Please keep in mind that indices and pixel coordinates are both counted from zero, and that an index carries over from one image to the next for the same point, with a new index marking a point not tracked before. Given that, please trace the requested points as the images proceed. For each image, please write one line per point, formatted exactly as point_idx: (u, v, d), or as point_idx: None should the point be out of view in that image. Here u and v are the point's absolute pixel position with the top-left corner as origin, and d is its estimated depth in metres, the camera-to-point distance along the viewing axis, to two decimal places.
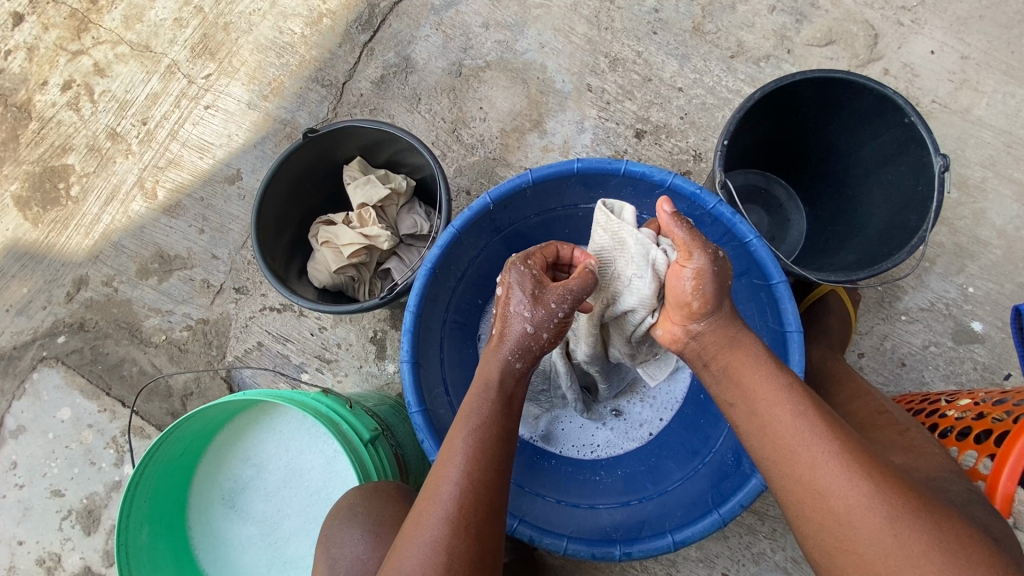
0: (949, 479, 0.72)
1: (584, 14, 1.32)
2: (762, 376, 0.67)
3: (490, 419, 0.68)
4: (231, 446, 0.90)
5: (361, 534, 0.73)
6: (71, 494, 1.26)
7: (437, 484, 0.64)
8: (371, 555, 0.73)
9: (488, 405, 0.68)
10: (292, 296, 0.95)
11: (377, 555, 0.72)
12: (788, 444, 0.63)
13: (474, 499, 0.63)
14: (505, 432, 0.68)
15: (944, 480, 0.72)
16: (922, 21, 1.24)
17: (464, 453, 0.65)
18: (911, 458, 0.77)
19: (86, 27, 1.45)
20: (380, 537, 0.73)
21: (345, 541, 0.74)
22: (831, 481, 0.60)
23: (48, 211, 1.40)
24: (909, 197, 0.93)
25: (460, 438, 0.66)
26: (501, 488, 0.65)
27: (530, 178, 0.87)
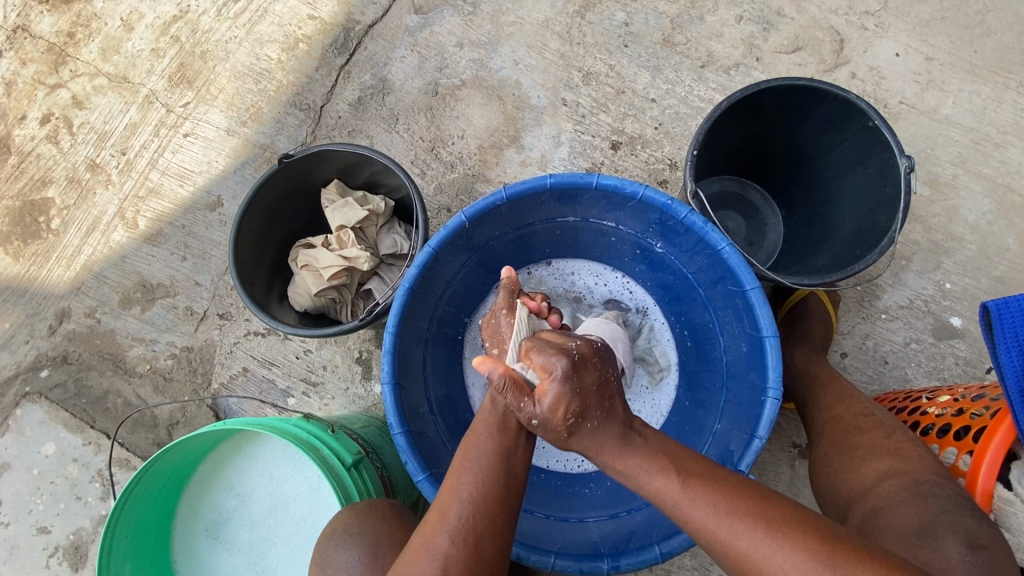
0: (937, 482, 0.74)
1: (556, 31, 1.34)
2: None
3: (492, 438, 0.71)
4: (215, 476, 0.89)
5: (358, 555, 0.73)
6: (58, 530, 1.24)
7: (444, 502, 0.65)
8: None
9: (488, 425, 0.73)
10: (271, 321, 0.94)
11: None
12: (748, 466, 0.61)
13: (477, 510, 0.64)
14: (509, 449, 0.70)
15: (932, 485, 0.74)
16: (886, 25, 1.27)
17: (469, 467, 0.67)
18: (898, 461, 0.79)
19: (63, 60, 1.46)
20: (373, 560, 0.73)
21: (341, 562, 0.74)
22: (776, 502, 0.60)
23: (28, 244, 1.39)
24: (879, 199, 0.94)
25: (471, 453, 0.69)
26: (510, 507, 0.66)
27: (504, 195, 0.87)
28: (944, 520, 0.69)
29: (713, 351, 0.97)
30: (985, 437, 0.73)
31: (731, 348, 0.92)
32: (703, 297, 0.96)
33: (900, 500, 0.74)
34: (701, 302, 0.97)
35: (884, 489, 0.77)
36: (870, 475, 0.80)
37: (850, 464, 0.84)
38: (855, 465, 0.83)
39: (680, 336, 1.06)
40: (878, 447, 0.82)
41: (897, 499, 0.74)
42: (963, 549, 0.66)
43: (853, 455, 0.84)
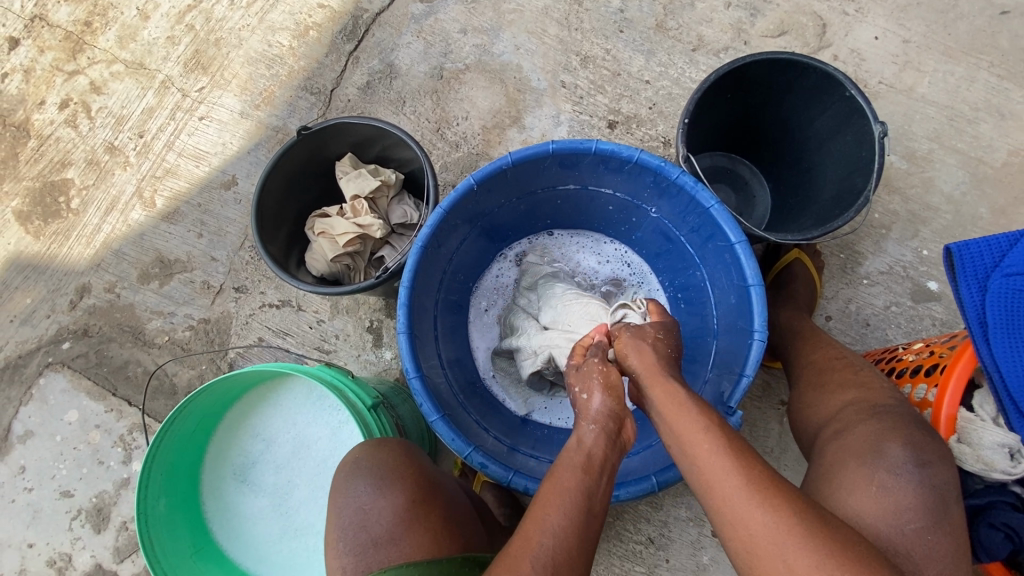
0: (891, 405, 0.83)
1: (555, 17, 1.42)
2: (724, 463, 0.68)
3: None
4: (241, 424, 0.95)
5: (366, 486, 0.78)
6: (81, 494, 1.29)
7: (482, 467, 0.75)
8: (372, 506, 0.77)
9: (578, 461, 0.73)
10: (291, 281, 1.01)
11: (378, 507, 0.77)
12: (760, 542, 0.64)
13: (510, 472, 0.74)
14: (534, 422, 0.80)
15: (888, 406, 0.82)
16: (865, 10, 1.35)
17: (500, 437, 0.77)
18: (862, 391, 0.87)
19: (81, 48, 1.52)
20: (384, 489, 0.78)
21: (350, 492, 0.78)
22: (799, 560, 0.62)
23: (49, 223, 1.45)
24: (856, 164, 1.01)
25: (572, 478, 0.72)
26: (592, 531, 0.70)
27: (510, 160, 0.94)
28: (893, 438, 0.77)
29: (704, 307, 1.04)
30: (949, 368, 0.82)
31: (720, 301, 0.99)
32: (695, 257, 1.03)
33: (858, 422, 0.82)
34: (694, 262, 1.04)
35: (845, 414, 0.85)
36: (836, 404, 0.88)
37: (822, 397, 0.91)
38: (826, 398, 0.91)
39: (674, 297, 1.13)
40: (845, 381, 0.90)
41: (855, 422, 0.82)
42: (907, 465, 0.74)
43: (823, 389, 0.92)
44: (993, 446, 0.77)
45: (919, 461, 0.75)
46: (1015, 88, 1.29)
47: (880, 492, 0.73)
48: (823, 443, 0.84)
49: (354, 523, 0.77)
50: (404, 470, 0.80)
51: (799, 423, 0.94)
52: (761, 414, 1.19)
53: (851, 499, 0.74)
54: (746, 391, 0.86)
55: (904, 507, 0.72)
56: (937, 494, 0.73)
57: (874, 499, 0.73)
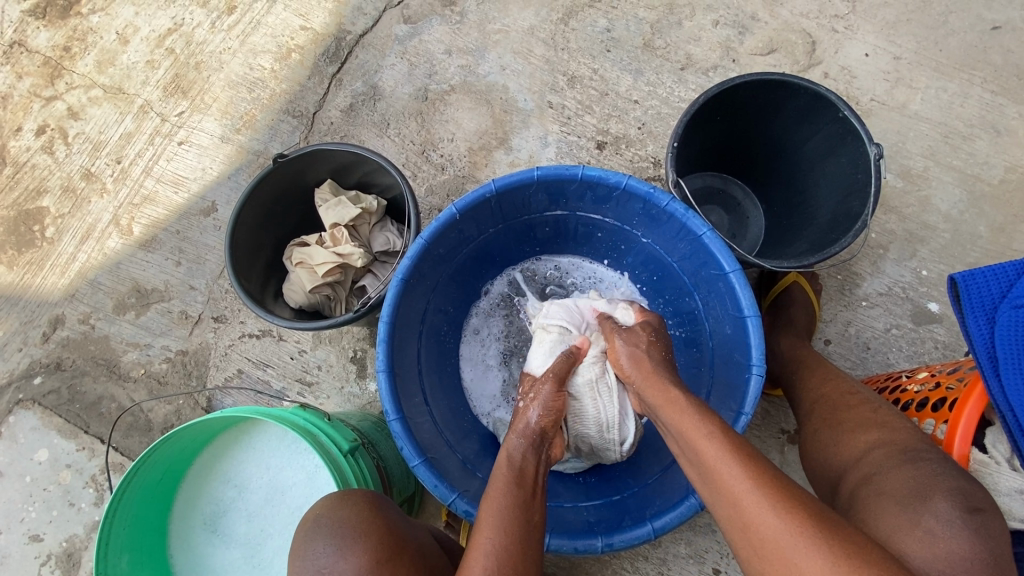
0: (924, 449, 0.77)
1: (541, 37, 1.39)
2: (709, 440, 0.67)
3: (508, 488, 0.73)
4: (211, 469, 0.91)
5: (325, 547, 0.72)
6: (50, 538, 1.23)
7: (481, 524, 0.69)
8: (334, 566, 0.71)
9: (505, 477, 0.74)
10: (266, 315, 0.96)
11: (336, 571, 0.71)
12: (729, 490, 0.63)
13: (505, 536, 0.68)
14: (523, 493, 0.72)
15: (920, 450, 0.77)
16: (855, 27, 1.33)
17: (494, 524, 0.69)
18: (886, 433, 0.81)
19: (59, 73, 1.49)
20: (344, 551, 0.72)
21: (309, 554, 0.73)
22: (760, 521, 0.60)
23: (22, 253, 1.40)
24: (852, 186, 0.98)
25: (491, 509, 0.70)
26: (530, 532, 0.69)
27: (493, 188, 0.90)
28: (939, 485, 0.71)
29: (700, 337, 1.00)
30: (958, 406, 0.78)
31: (716, 331, 0.95)
32: (688, 284, 0.99)
33: (894, 467, 0.76)
34: (687, 290, 1.00)
35: (872, 456, 0.80)
36: (860, 446, 0.82)
37: (840, 438, 0.86)
38: (845, 438, 0.85)
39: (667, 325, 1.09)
40: (865, 421, 0.85)
41: (887, 465, 0.77)
42: (957, 513, 0.68)
43: (841, 429, 0.87)
44: (1010, 492, 0.74)
45: (972, 509, 0.69)
46: (1009, 104, 1.27)
47: (928, 537, 0.68)
48: (853, 488, 0.79)
49: None
50: (366, 528, 0.73)
51: (819, 465, 0.88)
52: (761, 444, 1.14)
53: (895, 546, 0.68)
54: (745, 429, 0.82)
55: (960, 557, 0.66)
56: (994, 546, 0.67)
57: (921, 543, 0.68)
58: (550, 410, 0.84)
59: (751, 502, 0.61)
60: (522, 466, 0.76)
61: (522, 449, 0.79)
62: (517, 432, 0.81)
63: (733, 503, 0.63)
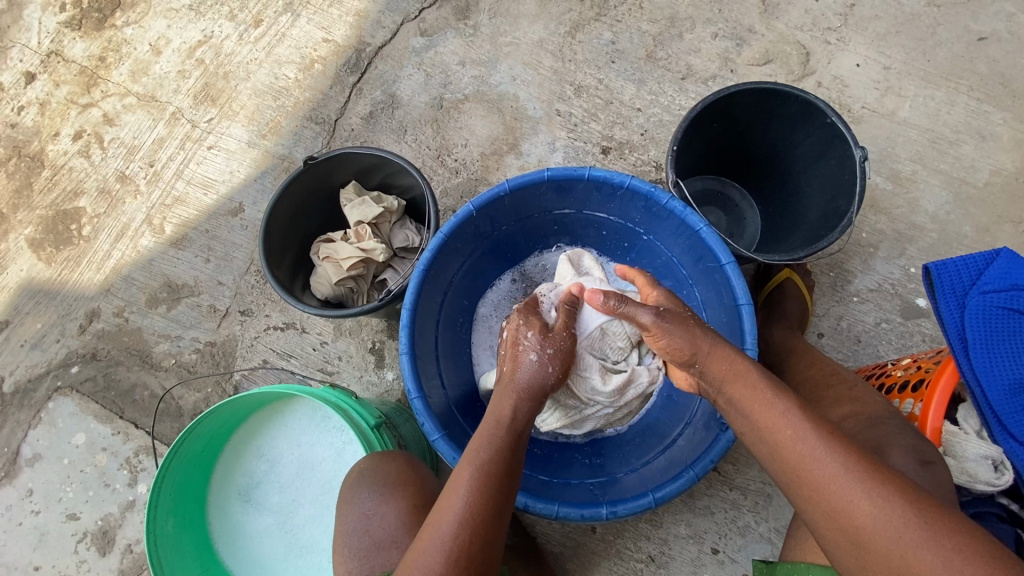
0: (887, 416, 0.85)
1: (549, 49, 1.48)
2: (779, 404, 0.73)
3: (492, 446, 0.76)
4: (247, 444, 0.98)
5: (370, 493, 0.81)
6: (86, 517, 1.31)
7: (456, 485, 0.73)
8: (377, 512, 0.80)
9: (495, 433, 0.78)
10: (296, 304, 1.04)
11: (381, 513, 0.79)
12: (801, 461, 0.69)
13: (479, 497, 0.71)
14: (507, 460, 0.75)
15: (884, 419, 0.84)
16: (846, 39, 1.41)
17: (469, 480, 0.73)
18: (857, 405, 0.89)
19: (96, 82, 1.59)
20: (387, 496, 0.80)
21: (354, 501, 0.81)
22: (827, 467, 0.67)
23: (60, 250, 1.49)
24: (840, 186, 1.05)
25: (465, 476, 0.73)
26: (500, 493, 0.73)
27: (507, 187, 0.98)
28: (894, 442, 0.80)
29: None
30: (932, 384, 0.84)
31: (713, 320, 1.02)
32: (687, 277, 1.06)
33: (860, 433, 0.84)
34: (686, 283, 1.07)
35: (845, 427, 0.87)
36: (835, 418, 0.90)
37: (821, 414, 0.93)
38: (823, 413, 0.93)
39: None
40: (842, 398, 0.93)
41: (856, 433, 0.85)
42: (909, 463, 0.77)
43: (821, 406, 0.95)
44: (977, 457, 0.80)
45: (922, 460, 0.77)
46: (993, 112, 1.35)
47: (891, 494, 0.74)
48: None
49: (359, 529, 0.80)
50: (405, 479, 0.81)
51: None
52: None
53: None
54: None
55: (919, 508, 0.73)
56: (942, 491, 0.74)
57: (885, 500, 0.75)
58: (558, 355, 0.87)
59: (823, 455, 0.68)
60: (520, 422, 0.80)
61: (523, 406, 0.81)
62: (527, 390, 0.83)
63: (817, 486, 0.68)
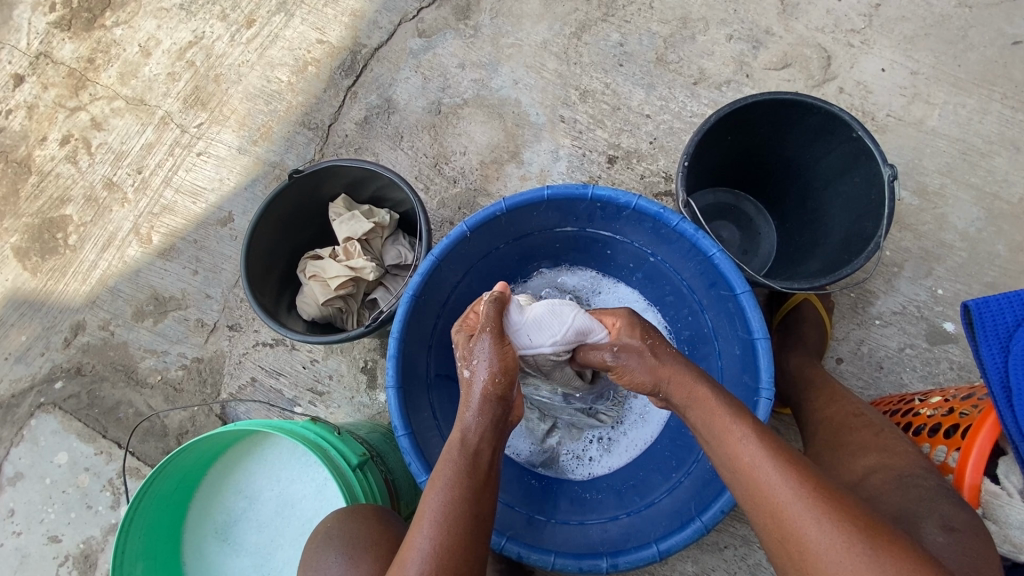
0: (921, 477, 0.78)
1: (553, 51, 1.40)
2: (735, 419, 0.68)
3: (456, 480, 0.69)
4: (224, 480, 0.93)
5: (338, 556, 0.75)
6: (68, 539, 1.26)
7: (418, 517, 0.68)
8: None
9: (456, 467, 0.70)
10: (280, 328, 0.98)
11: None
12: (757, 488, 0.64)
13: (444, 531, 0.66)
14: (473, 485, 0.69)
15: (915, 477, 0.78)
16: (871, 42, 1.32)
17: (432, 517, 0.67)
18: (884, 457, 0.83)
19: (83, 84, 1.53)
20: (354, 559, 0.74)
21: (321, 565, 0.75)
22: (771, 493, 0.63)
23: (46, 260, 1.44)
24: (865, 207, 0.97)
25: (433, 500, 0.68)
26: (470, 518, 0.68)
27: (503, 206, 0.91)
28: (921, 509, 0.73)
29: (710, 355, 1.00)
30: (970, 435, 0.77)
31: (725, 351, 0.95)
32: (697, 302, 0.99)
33: (886, 494, 0.78)
34: (696, 308, 1.00)
35: (871, 482, 0.81)
36: (858, 470, 0.84)
37: (841, 460, 0.87)
38: (846, 460, 0.86)
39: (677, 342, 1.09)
40: (866, 445, 0.86)
41: (882, 491, 0.79)
42: (936, 533, 0.70)
43: (842, 452, 0.88)
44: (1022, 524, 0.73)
45: (947, 527, 0.70)
46: None
47: None
48: None
49: None
50: (375, 537, 0.75)
51: None
52: None
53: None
54: None
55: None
56: (971, 564, 0.67)
57: None
58: (502, 370, 0.75)
59: (772, 478, 0.63)
60: (478, 449, 0.72)
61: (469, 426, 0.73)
62: (473, 408, 0.74)
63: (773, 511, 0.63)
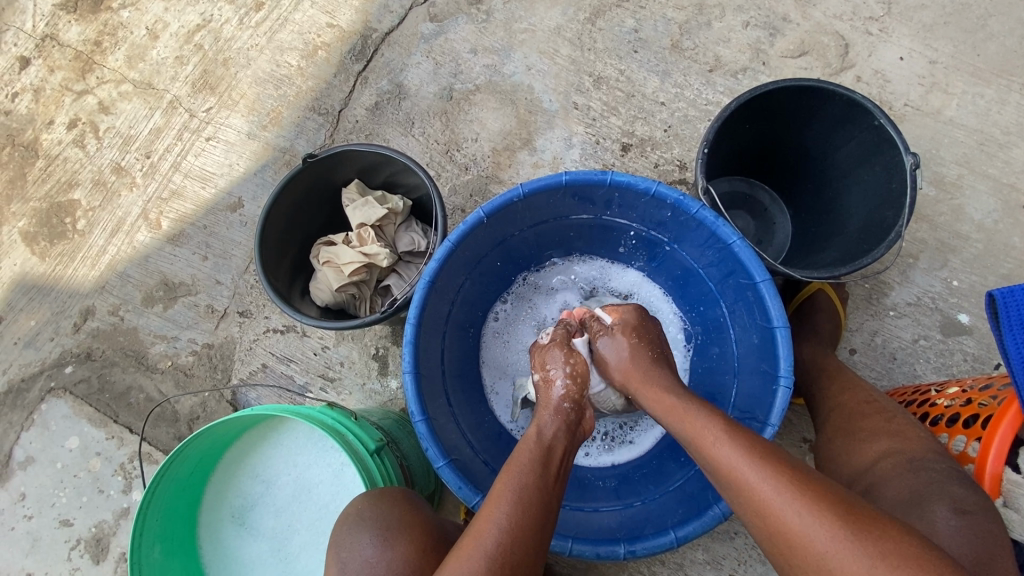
0: (931, 460, 0.78)
1: (567, 37, 1.38)
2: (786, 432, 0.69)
3: (532, 469, 0.71)
4: (240, 464, 0.94)
5: (372, 538, 0.74)
6: (80, 523, 1.27)
7: (495, 494, 0.68)
8: (380, 559, 0.73)
9: (531, 458, 0.73)
10: (295, 314, 0.98)
11: (385, 559, 0.73)
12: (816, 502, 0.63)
13: (522, 514, 0.66)
14: (547, 474, 0.71)
15: (927, 460, 0.78)
16: (890, 30, 1.30)
17: (510, 496, 0.67)
18: (895, 442, 0.83)
19: (90, 67, 1.52)
20: (388, 540, 0.74)
21: (355, 545, 0.74)
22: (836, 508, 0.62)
23: (54, 244, 1.44)
24: (885, 196, 0.97)
25: (510, 483, 0.69)
26: (546, 503, 0.69)
27: (521, 192, 0.90)
28: (932, 491, 0.74)
29: (725, 344, 1.00)
30: (991, 425, 0.76)
31: (742, 339, 0.95)
32: (713, 291, 0.99)
33: (897, 479, 0.78)
34: (712, 297, 1.00)
35: (881, 466, 0.81)
36: (870, 456, 0.84)
37: (852, 446, 0.87)
38: (857, 447, 0.87)
39: (691, 331, 1.08)
40: (878, 430, 0.86)
41: (893, 475, 0.79)
42: (947, 515, 0.70)
43: (855, 438, 0.88)
44: None
45: (959, 510, 0.71)
46: None
47: None
48: (858, 498, 0.81)
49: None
50: (406, 521, 0.76)
51: (826, 472, 0.90)
52: (781, 451, 1.14)
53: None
54: (770, 441, 0.82)
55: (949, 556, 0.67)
56: (983, 546, 0.68)
57: None
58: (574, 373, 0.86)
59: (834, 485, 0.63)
60: (551, 444, 0.76)
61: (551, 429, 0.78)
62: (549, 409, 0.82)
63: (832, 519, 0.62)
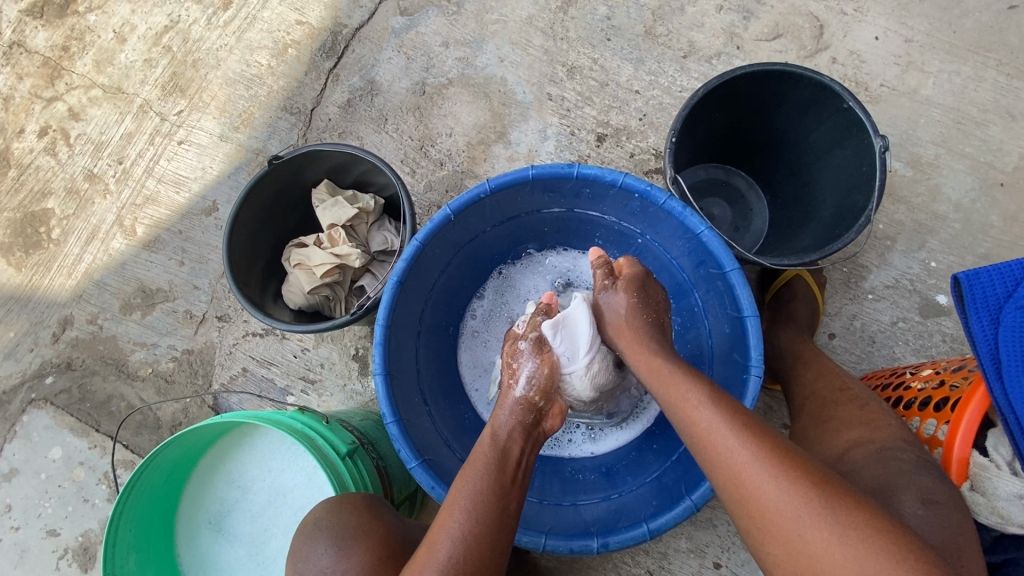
0: (902, 447, 0.79)
1: (539, 27, 1.36)
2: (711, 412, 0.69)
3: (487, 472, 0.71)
4: (215, 471, 0.94)
5: (326, 548, 0.75)
6: (67, 532, 1.27)
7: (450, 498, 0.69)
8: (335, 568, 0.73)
9: (482, 459, 0.73)
10: (266, 319, 0.97)
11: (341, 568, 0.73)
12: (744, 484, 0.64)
13: (476, 522, 0.67)
14: (501, 477, 0.72)
15: (897, 449, 0.78)
16: (864, 9, 1.28)
17: (463, 505, 0.68)
18: (870, 430, 0.82)
19: (58, 73, 1.49)
20: (343, 550, 0.74)
21: (311, 556, 0.75)
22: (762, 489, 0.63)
23: (30, 254, 1.42)
24: (856, 179, 0.96)
25: (463, 486, 0.70)
26: (502, 507, 0.69)
27: (488, 187, 0.89)
28: (900, 481, 0.74)
29: (699, 334, 0.99)
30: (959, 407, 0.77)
31: (715, 329, 0.94)
32: (686, 281, 0.98)
33: (869, 467, 0.78)
34: (685, 288, 0.99)
35: (854, 455, 0.81)
36: (842, 445, 0.83)
37: (825, 436, 0.87)
38: (831, 437, 0.86)
39: None
40: (851, 418, 0.86)
41: (865, 464, 0.78)
42: (914, 504, 0.71)
43: (828, 428, 0.87)
44: (1010, 497, 0.74)
45: (925, 499, 0.71)
46: None
47: None
48: None
49: None
50: (362, 530, 0.75)
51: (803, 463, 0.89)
52: None
53: None
54: None
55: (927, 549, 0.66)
56: (949, 534, 0.68)
57: None
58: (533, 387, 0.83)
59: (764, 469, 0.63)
60: (506, 446, 0.76)
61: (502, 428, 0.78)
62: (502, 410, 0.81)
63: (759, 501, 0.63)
